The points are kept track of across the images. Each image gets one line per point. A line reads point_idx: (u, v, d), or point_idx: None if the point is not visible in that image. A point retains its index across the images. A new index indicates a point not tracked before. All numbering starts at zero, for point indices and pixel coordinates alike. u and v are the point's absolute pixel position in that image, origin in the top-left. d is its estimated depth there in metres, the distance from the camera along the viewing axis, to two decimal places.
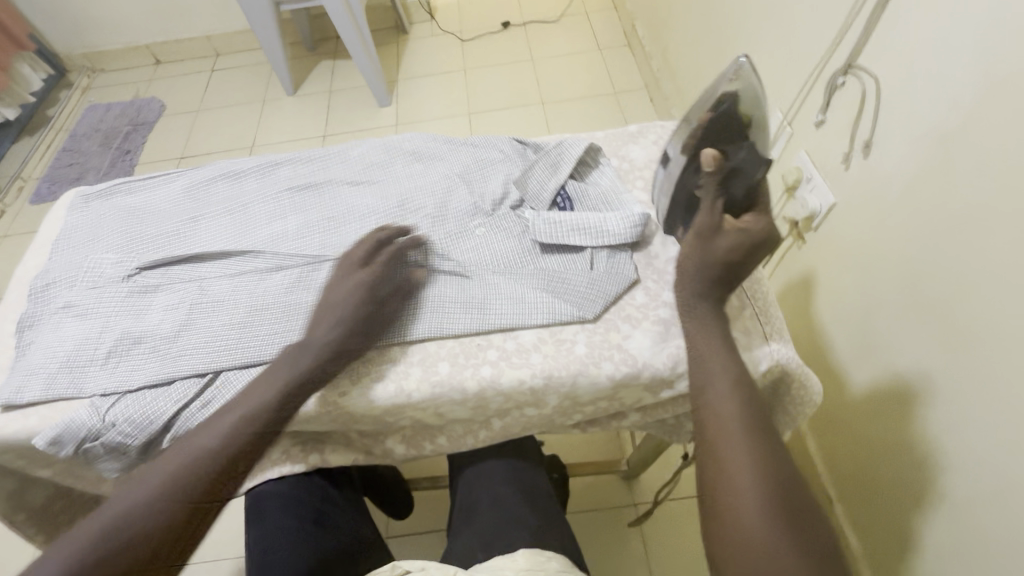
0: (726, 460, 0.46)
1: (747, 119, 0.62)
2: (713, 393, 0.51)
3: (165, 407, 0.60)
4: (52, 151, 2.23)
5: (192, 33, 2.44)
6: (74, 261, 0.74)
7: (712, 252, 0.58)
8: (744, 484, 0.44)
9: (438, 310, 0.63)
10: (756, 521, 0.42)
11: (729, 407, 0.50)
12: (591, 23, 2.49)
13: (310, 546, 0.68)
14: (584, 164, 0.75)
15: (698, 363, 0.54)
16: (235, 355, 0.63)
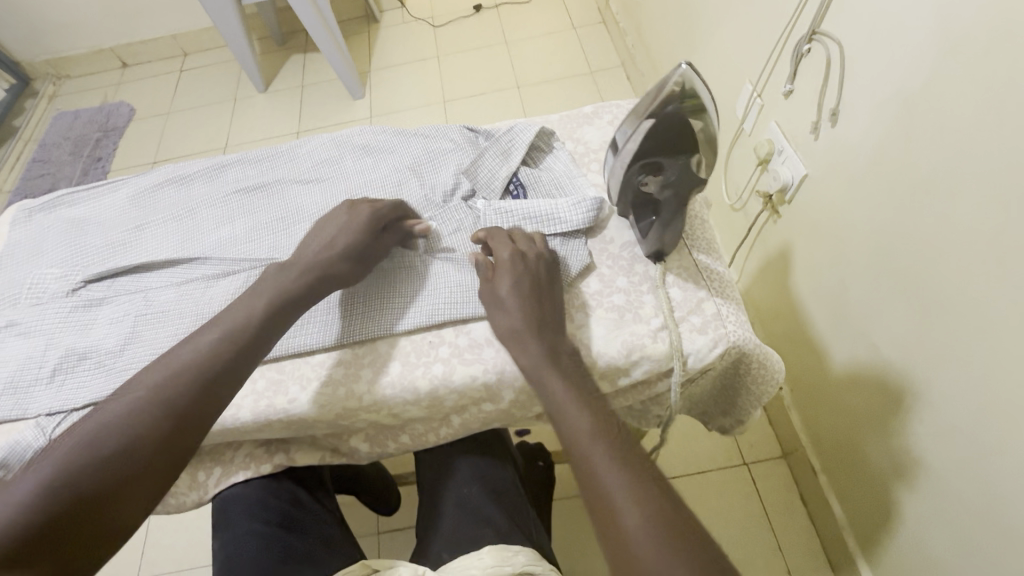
0: (591, 471, 0.45)
1: (681, 147, 0.51)
2: (560, 407, 0.50)
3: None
4: (22, 162, 2.18)
5: (156, 33, 2.37)
6: (17, 278, 0.72)
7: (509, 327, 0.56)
8: (614, 493, 0.43)
9: (414, 300, 0.62)
10: (636, 525, 0.41)
11: (580, 419, 0.49)
12: (564, 1, 2.43)
13: (277, 549, 0.65)
14: (537, 149, 0.73)
15: (541, 386, 0.52)
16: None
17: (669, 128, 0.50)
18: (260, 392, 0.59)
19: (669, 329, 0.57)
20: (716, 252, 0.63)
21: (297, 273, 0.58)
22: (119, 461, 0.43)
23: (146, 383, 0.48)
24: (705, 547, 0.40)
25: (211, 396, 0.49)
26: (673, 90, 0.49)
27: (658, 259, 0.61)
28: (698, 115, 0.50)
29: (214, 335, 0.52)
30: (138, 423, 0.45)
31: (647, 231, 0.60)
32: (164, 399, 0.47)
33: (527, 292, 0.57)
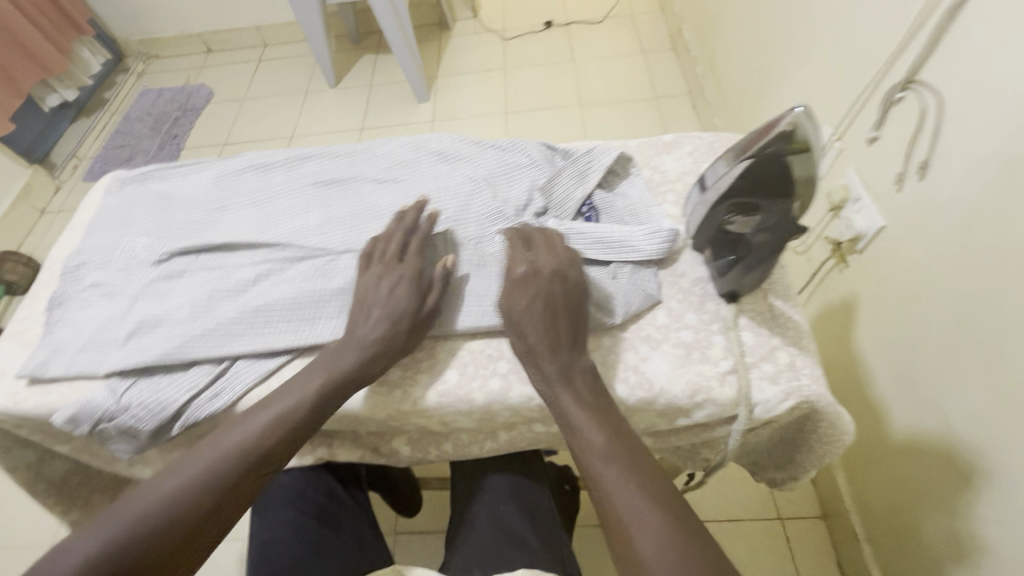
0: (607, 490, 0.46)
1: (783, 190, 0.49)
2: (577, 424, 0.50)
3: (176, 395, 0.61)
4: (107, 132, 2.33)
5: (243, 24, 2.51)
6: (105, 243, 0.76)
7: (524, 343, 0.55)
8: (630, 514, 0.44)
9: (451, 303, 0.62)
10: (651, 555, 0.42)
11: (595, 435, 0.49)
12: (636, 25, 2.44)
13: (308, 540, 0.66)
14: (614, 175, 0.72)
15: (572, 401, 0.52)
16: (247, 341, 0.62)
17: (767, 171, 0.49)
18: None
19: (738, 374, 0.55)
20: (794, 300, 0.61)
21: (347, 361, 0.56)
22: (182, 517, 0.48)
23: (210, 451, 0.51)
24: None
25: (268, 464, 0.52)
26: (783, 132, 0.48)
27: (730, 300, 0.59)
28: (806, 159, 0.48)
29: (278, 406, 0.54)
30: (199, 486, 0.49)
31: (724, 271, 0.58)
32: (225, 466, 0.51)
33: (545, 311, 0.55)
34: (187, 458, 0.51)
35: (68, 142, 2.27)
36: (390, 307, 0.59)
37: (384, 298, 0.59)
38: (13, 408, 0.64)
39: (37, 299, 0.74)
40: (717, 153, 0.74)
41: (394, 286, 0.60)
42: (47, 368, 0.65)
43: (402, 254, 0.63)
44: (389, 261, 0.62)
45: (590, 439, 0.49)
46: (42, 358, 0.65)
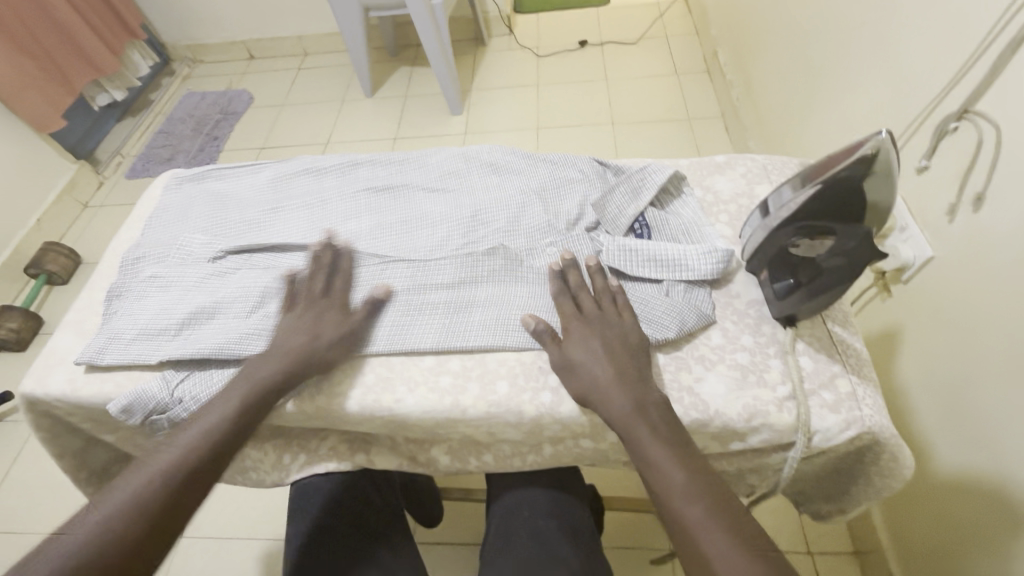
0: (692, 534, 0.45)
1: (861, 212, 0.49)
2: (654, 464, 0.49)
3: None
4: (150, 132, 2.41)
5: (286, 33, 2.59)
6: (163, 239, 0.78)
7: (597, 379, 0.54)
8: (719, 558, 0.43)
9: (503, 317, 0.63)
10: None
11: (672, 474, 0.48)
12: (670, 47, 2.45)
13: (344, 548, 0.66)
14: (667, 194, 0.72)
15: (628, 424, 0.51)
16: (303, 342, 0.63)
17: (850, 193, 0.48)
18: (368, 387, 0.61)
19: (797, 400, 0.54)
20: (853, 327, 0.60)
21: (275, 367, 0.59)
22: (144, 527, 0.48)
23: (153, 465, 0.52)
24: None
25: (222, 461, 0.54)
26: (868, 155, 0.47)
27: (788, 324, 0.58)
28: (884, 182, 0.48)
29: (220, 411, 0.56)
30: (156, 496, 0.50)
31: (784, 294, 0.57)
32: (181, 471, 0.52)
33: (615, 348, 0.55)
34: (127, 477, 0.51)
35: (113, 140, 2.35)
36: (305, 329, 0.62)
37: (308, 323, 0.62)
38: (70, 395, 0.66)
39: (95, 290, 0.76)
40: (771, 176, 0.73)
41: (319, 314, 0.63)
42: (104, 357, 0.66)
43: (325, 287, 0.66)
44: (311, 293, 0.65)
45: (669, 480, 0.47)
46: (100, 347, 0.67)
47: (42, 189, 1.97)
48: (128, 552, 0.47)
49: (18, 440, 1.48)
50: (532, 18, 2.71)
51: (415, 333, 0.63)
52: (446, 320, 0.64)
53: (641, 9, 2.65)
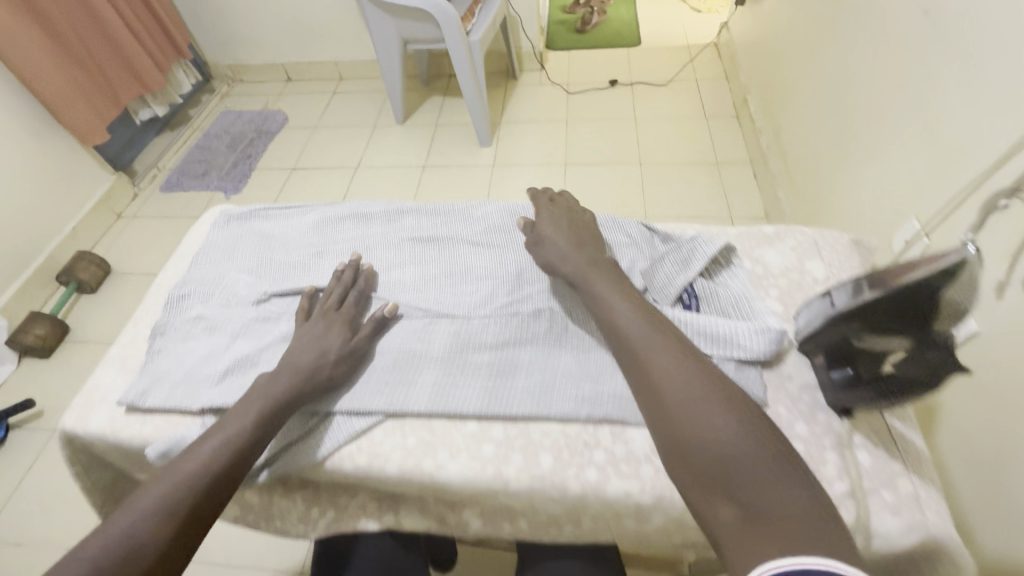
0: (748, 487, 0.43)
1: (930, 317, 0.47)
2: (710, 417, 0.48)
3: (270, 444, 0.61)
4: (187, 146, 2.47)
5: (324, 58, 2.66)
6: (209, 277, 0.79)
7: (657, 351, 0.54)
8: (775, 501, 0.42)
9: (548, 387, 0.62)
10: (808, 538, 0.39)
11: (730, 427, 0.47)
12: (699, 89, 2.48)
13: None
14: (718, 265, 0.71)
15: (632, 344, 0.56)
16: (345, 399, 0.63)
17: (916, 302, 0.46)
18: (409, 449, 0.60)
19: (855, 499, 0.52)
20: (911, 420, 0.58)
21: (289, 374, 0.61)
22: (174, 518, 0.49)
23: (184, 463, 0.53)
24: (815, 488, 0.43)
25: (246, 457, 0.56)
26: (940, 269, 0.44)
27: (844, 414, 0.57)
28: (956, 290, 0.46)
29: (236, 422, 0.57)
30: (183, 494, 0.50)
31: (843, 385, 0.56)
32: (213, 467, 0.53)
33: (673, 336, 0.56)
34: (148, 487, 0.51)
35: (151, 153, 2.41)
36: (322, 339, 0.65)
37: (318, 338, 0.65)
38: (110, 434, 0.66)
39: (141, 324, 0.77)
40: (822, 251, 0.72)
41: (328, 327, 0.66)
42: (146, 398, 0.66)
43: (340, 303, 0.70)
44: (329, 308, 0.69)
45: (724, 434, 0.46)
46: (142, 388, 0.67)
47: (81, 199, 2.02)
48: (163, 549, 0.47)
49: (36, 449, 1.49)
50: (564, 55, 2.76)
51: (458, 395, 0.62)
52: (490, 384, 0.63)
53: (671, 52, 2.68)
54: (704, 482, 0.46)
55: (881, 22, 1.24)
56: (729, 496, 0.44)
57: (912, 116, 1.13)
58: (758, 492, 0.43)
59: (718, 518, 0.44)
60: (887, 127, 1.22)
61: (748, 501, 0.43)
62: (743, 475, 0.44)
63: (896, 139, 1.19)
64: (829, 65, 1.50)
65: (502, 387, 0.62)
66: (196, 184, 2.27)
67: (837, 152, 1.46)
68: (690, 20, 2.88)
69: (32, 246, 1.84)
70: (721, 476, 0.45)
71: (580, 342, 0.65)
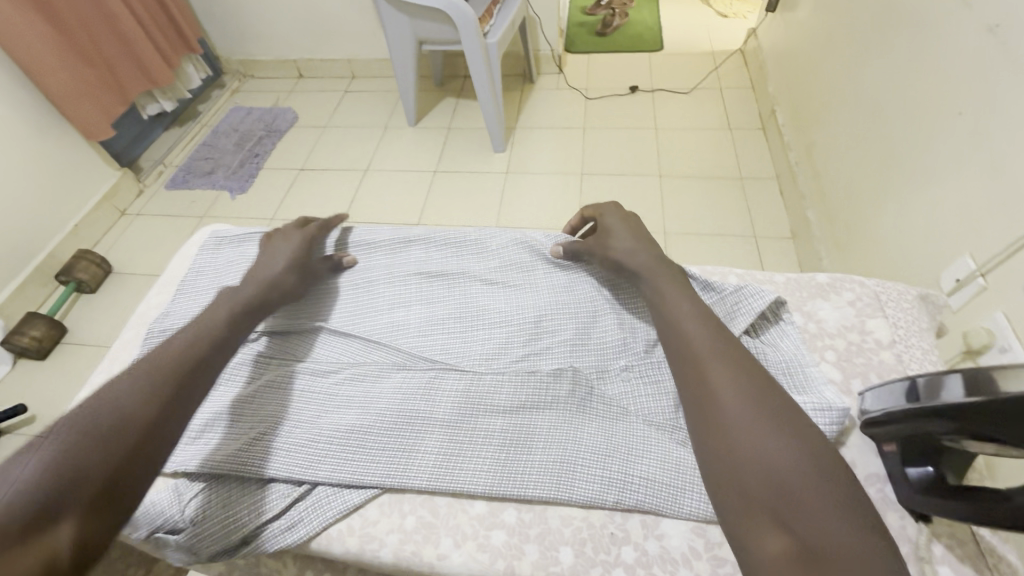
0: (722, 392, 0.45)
1: None
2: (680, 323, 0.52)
3: (249, 518, 0.54)
4: (194, 143, 2.40)
5: (336, 56, 2.59)
6: (193, 310, 0.72)
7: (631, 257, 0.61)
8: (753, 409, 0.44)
9: (569, 464, 0.53)
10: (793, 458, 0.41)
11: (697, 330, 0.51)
12: (724, 98, 2.37)
13: None
14: (765, 322, 0.62)
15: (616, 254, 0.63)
16: (335, 467, 0.55)
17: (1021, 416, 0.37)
18: (408, 533, 0.52)
19: None
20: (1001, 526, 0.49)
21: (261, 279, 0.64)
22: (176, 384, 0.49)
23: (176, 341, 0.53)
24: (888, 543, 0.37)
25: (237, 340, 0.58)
26: None
27: (921, 518, 0.48)
28: None
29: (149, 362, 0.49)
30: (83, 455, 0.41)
31: (922, 487, 0.47)
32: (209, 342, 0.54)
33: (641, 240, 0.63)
34: (36, 444, 0.40)
35: (157, 150, 2.35)
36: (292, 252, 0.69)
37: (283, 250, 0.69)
38: None
39: (119, 362, 0.71)
40: (887, 309, 0.63)
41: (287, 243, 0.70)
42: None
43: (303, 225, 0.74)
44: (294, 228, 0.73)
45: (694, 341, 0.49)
46: None
47: (84, 196, 1.96)
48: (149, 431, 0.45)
49: None
50: (583, 59, 2.66)
51: (465, 469, 0.54)
52: (501, 457, 0.55)
53: (695, 58, 2.58)
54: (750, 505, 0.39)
55: (937, 39, 1.14)
56: (784, 525, 0.38)
57: (971, 145, 1.03)
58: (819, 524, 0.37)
59: (762, 546, 0.38)
60: (939, 153, 1.12)
61: (807, 536, 0.37)
62: (804, 503, 0.38)
63: (949, 167, 1.09)
64: (873, 82, 1.40)
65: (516, 461, 0.54)
66: (202, 183, 2.20)
67: (878, 175, 1.36)
68: (715, 25, 2.77)
69: (32, 243, 1.78)
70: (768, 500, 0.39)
71: (606, 410, 0.57)
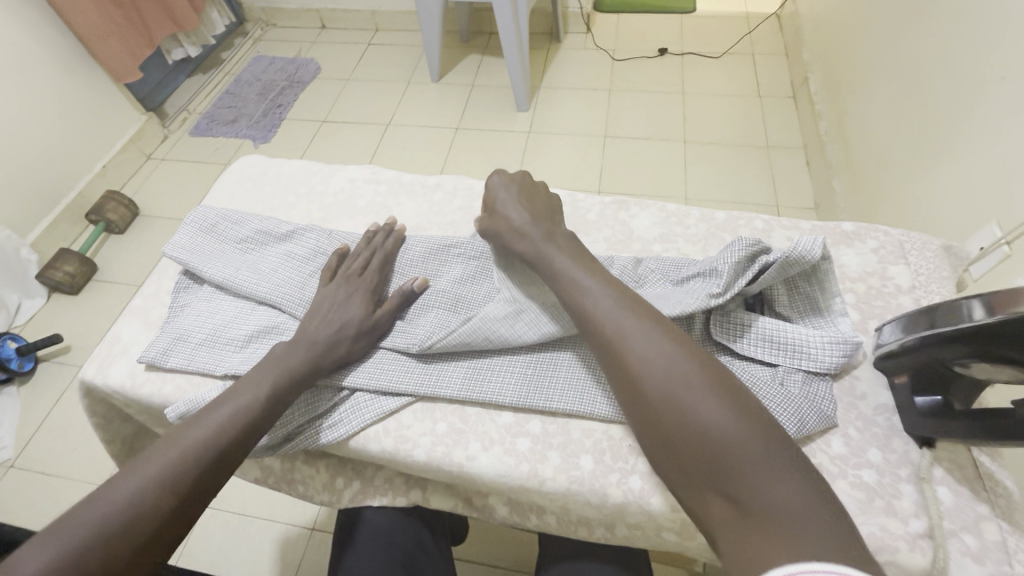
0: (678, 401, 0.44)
1: None
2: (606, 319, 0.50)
3: (297, 419, 0.59)
4: (217, 90, 2.40)
5: (361, 7, 2.55)
6: (222, 238, 0.73)
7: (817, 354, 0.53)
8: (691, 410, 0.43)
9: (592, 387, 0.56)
10: (738, 440, 0.41)
11: (637, 326, 0.48)
12: (755, 64, 2.30)
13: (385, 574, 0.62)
14: (812, 272, 0.59)
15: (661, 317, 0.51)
16: (375, 376, 0.59)
17: None
18: (440, 436, 0.57)
19: (934, 541, 0.46)
20: (1000, 457, 0.51)
21: (226, 412, 0.52)
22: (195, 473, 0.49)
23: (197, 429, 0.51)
24: (788, 447, 0.41)
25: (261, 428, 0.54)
26: None
27: (925, 445, 0.51)
28: None
29: (161, 458, 0.48)
30: (112, 534, 0.44)
31: (929, 412, 0.50)
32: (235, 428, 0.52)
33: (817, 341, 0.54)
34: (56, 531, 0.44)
35: (180, 96, 2.34)
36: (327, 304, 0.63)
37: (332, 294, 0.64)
38: (129, 389, 0.65)
39: (166, 277, 0.75)
40: (909, 257, 0.65)
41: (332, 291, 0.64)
42: (166, 358, 0.64)
43: (363, 268, 0.66)
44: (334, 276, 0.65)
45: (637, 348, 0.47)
46: (166, 347, 0.64)
47: (111, 137, 1.98)
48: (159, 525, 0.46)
49: (65, 380, 1.51)
50: (612, 19, 2.59)
51: (494, 383, 0.58)
52: (530, 376, 0.58)
53: (728, 22, 2.49)
54: (693, 479, 0.43)
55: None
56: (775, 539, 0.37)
57: (1012, 111, 1.01)
58: (749, 483, 0.39)
59: (706, 508, 0.42)
60: (976, 122, 1.10)
61: (738, 494, 0.40)
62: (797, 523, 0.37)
63: (983, 139, 1.08)
64: (915, 47, 1.36)
65: (544, 382, 0.57)
66: (226, 131, 2.22)
67: (912, 146, 1.33)
68: None
69: (63, 181, 1.82)
70: (712, 471, 0.41)
71: None
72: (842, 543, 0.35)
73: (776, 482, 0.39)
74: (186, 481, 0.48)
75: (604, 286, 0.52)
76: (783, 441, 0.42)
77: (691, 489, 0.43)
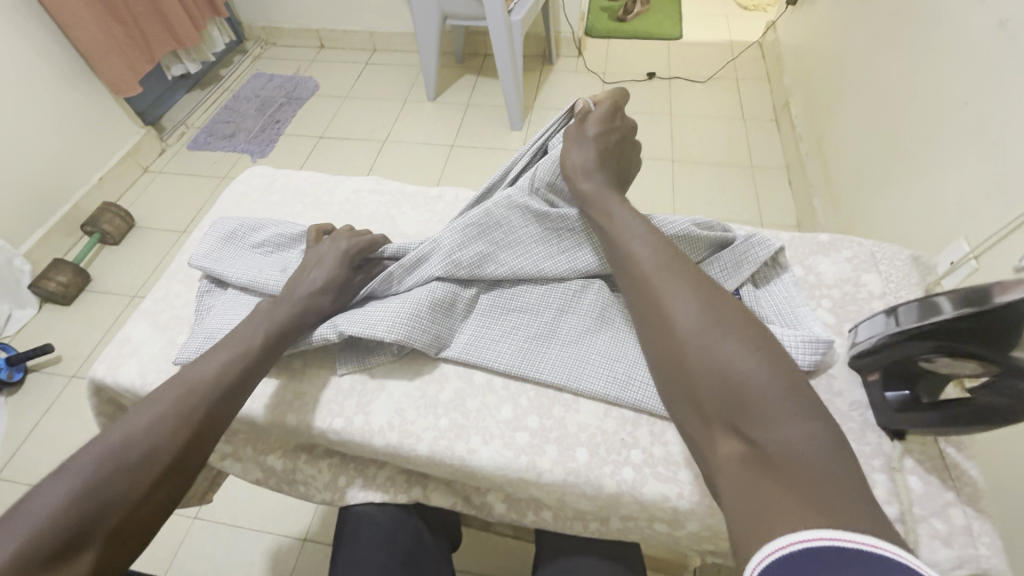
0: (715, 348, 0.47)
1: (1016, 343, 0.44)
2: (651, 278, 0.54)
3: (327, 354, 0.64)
4: (216, 106, 2.44)
5: (359, 28, 2.62)
6: (242, 244, 0.76)
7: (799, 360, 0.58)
8: (723, 355, 0.46)
9: (581, 363, 0.61)
10: (768, 387, 0.44)
11: (678, 285, 0.52)
12: (740, 88, 2.40)
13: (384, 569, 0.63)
14: (767, 271, 0.67)
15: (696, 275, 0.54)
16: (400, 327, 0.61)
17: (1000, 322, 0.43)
18: (442, 431, 0.59)
19: (904, 525, 0.50)
20: (966, 449, 0.55)
21: (209, 373, 0.55)
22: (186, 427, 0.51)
23: (189, 383, 0.54)
24: (805, 400, 0.43)
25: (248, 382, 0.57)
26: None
27: (897, 437, 0.55)
28: None
29: (150, 411, 0.51)
30: (107, 480, 0.47)
31: (900, 406, 0.53)
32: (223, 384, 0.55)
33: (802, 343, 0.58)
34: (57, 477, 0.46)
35: (179, 111, 2.38)
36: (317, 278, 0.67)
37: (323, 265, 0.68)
38: (139, 387, 0.67)
39: (175, 281, 0.78)
40: (880, 266, 0.69)
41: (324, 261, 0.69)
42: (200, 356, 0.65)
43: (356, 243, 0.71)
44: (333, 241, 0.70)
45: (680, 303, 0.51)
46: (198, 345, 0.66)
47: (109, 150, 2.00)
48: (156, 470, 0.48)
49: (54, 391, 1.50)
50: (603, 44, 2.69)
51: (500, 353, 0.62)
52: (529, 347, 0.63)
53: (713, 48, 2.60)
54: (707, 419, 0.46)
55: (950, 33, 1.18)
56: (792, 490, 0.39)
57: (974, 136, 1.07)
58: (765, 426, 0.42)
59: (716, 448, 0.45)
60: (943, 144, 1.17)
61: (754, 437, 0.43)
62: (814, 480, 0.39)
63: (949, 161, 1.14)
64: (884, 75, 1.45)
65: (541, 357, 0.62)
66: (224, 146, 2.25)
67: (885, 165, 1.40)
68: (736, 17, 2.78)
69: (59, 192, 1.83)
70: (733, 413, 0.44)
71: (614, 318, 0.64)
72: (844, 495, 0.38)
73: (790, 427, 0.42)
74: (175, 436, 0.50)
75: (651, 250, 0.57)
76: (806, 395, 0.44)
77: (705, 431, 0.47)
